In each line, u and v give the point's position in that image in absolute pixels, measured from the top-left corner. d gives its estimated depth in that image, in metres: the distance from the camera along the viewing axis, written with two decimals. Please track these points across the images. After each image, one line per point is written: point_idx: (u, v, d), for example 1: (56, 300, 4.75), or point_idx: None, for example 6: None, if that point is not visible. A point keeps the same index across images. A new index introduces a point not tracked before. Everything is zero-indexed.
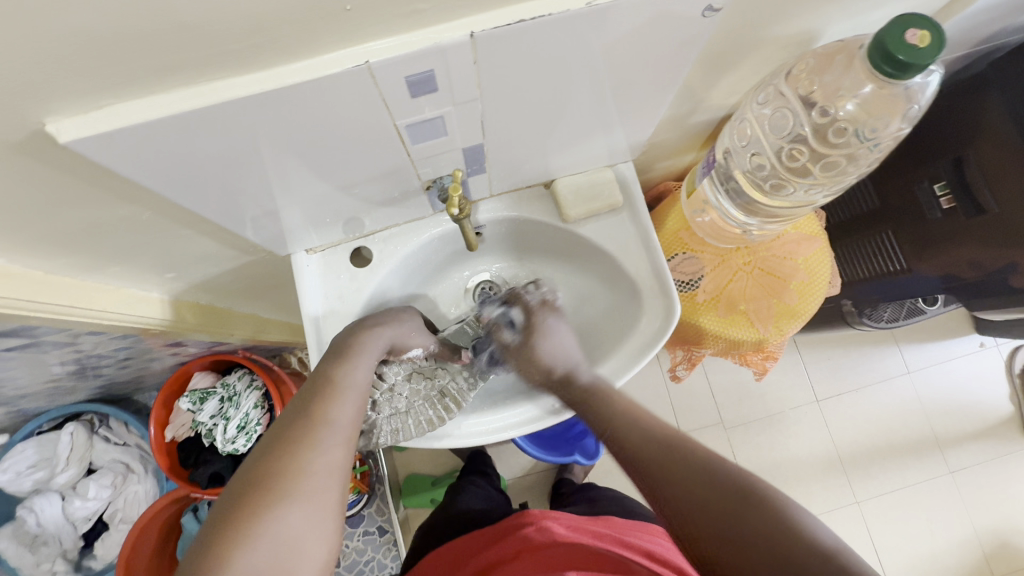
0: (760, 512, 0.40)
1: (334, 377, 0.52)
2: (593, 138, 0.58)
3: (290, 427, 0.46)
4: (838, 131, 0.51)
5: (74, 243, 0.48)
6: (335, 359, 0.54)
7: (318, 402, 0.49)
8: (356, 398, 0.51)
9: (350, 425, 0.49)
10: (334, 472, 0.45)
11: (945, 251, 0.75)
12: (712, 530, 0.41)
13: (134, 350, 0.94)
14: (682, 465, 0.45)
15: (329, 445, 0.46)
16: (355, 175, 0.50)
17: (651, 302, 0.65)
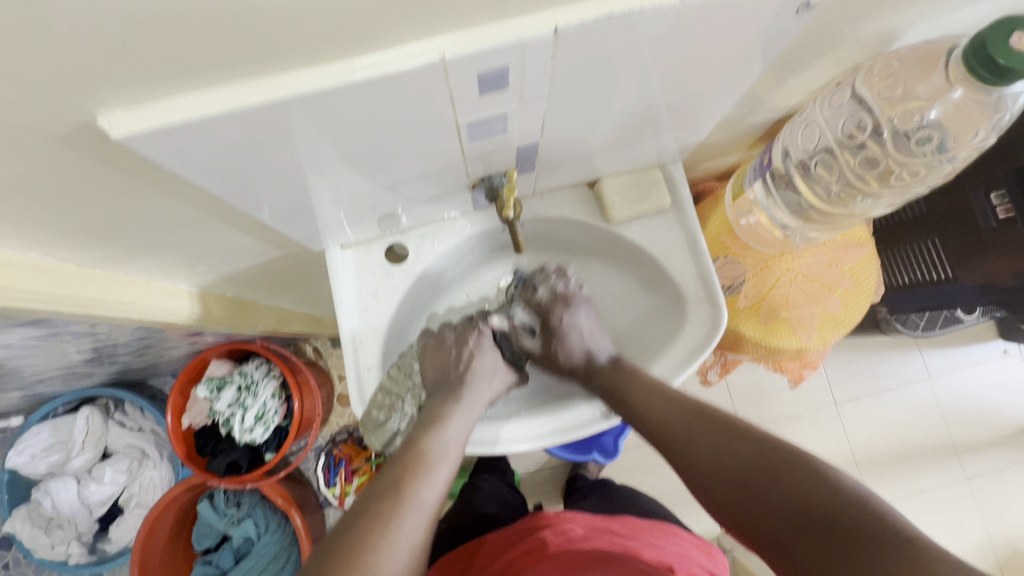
0: (783, 468, 0.45)
1: (425, 449, 0.54)
2: (647, 137, 0.55)
3: (384, 500, 0.49)
4: (916, 140, 0.48)
5: (110, 237, 0.46)
6: (425, 430, 0.57)
7: (409, 478, 0.52)
8: (444, 473, 0.54)
9: (431, 508, 0.51)
10: (415, 553, 0.48)
11: (993, 260, 0.72)
12: (737, 483, 0.47)
13: (154, 338, 0.93)
14: (707, 434, 0.52)
15: (415, 525, 0.48)
16: (404, 172, 0.47)
17: (696, 310, 0.62)
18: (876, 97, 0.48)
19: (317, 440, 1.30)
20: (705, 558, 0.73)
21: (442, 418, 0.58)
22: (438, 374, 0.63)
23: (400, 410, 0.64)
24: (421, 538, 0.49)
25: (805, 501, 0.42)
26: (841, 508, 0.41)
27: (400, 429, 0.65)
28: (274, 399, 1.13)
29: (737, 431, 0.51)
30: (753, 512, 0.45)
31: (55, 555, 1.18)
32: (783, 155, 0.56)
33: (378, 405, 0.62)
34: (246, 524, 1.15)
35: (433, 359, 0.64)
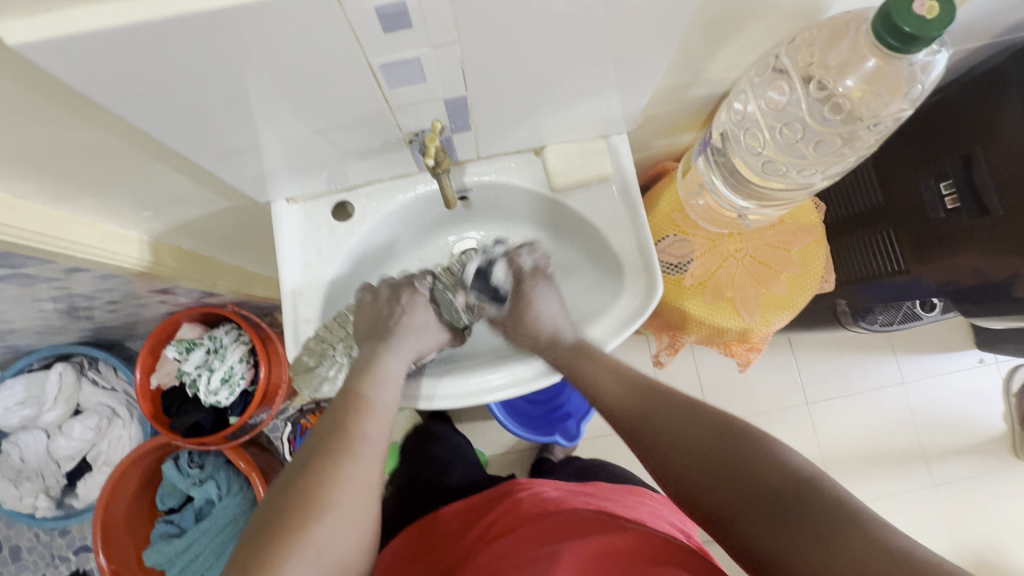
0: (747, 451, 0.46)
1: (364, 393, 0.56)
2: (584, 104, 0.56)
3: (330, 438, 0.51)
4: (836, 107, 0.48)
5: (44, 168, 0.47)
6: (359, 374, 0.57)
7: (352, 419, 0.53)
8: (385, 413, 0.55)
9: (382, 441, 0.53)
10: (372, 487, 0.50)
11: (948, 255, 0.71)
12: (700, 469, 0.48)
13: (120, 293, 0.95)
14: (666, 415, 0.52)
15: (366, 459, 0.50)
16: (333, 121, 0.49)
17: (634, 278, 0.63)
18: (795, 70, 0.49)
19: (286, 410, 1.32)
20: (672, 512, 0.76)
21: (373, 363, 0.59)
22: (370, 324, 0.62)
23: (332, 358, 0.63)
24: (374, 472, 0.51)
25: (757, 485, 0.44)
26: (792, 491, 0.42)
27: (329, 377, 0.63)
28: (241, 363, 1.14)
29: (693, 414, 0.51)
30: (712, 492, 0.46)
31: (22, 507, 1.21)
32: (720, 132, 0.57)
33: (310, 349, 0.61)
34: (207, 487, 1.16)
35: (368, 311, 0.63)
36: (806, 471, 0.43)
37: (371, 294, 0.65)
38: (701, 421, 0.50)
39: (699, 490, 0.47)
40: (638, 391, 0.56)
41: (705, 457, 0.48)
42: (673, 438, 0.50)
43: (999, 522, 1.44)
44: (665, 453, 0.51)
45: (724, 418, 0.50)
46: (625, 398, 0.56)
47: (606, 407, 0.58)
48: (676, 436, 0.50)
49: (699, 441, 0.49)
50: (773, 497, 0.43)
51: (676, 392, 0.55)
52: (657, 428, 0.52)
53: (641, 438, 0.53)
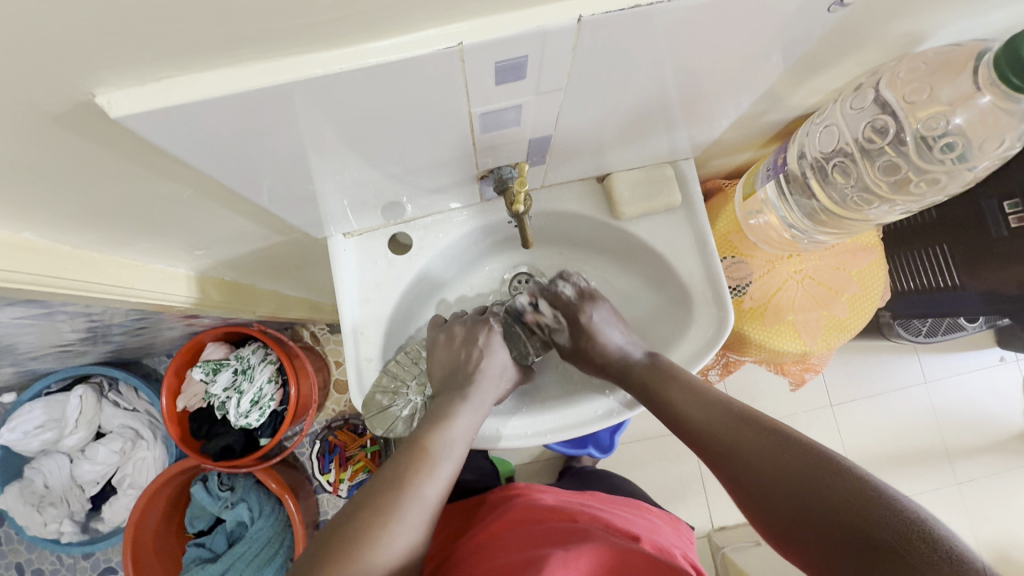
0: (844, 494, 0.39)
1: (430, 446, 0.53)
2: (661, 133, 0.54)
3: (384, 496, 0.48)
4: (943, 146, 0.47)
5: (106, 219, 0.44)
6: (429, 427, 0.55)
7: (410, 475, 0.50)
8: (446, 469, 0.52)
9: (436, 501, 0.51)
10: (411, 548, 0.47)
11: (997, 269, 0.72)
12: (787, 507, 0.42)
13: (149, 320, 0.91)
14: (740, 433, 0.48)
15: (413, 524, 0.47)
16: (412, 162, 0.46)
17: (704, 309, 0.61)
18: (895, 103, 0.47)
19: (312, 427, 1.30)
20: (670, 532, 0.74)
21: (445, 417, 0.56)
22: (447, 370, 0.61)
23: (404, 396, 0.64)
24: (418, 535, 0.48)
25: (832, 514, 0.39)
26: (870, 522, 0.37)
27: (402, 416, 0.64)
28: (271, 384, 1.12)
29: (775, 435, 0.47)
30: (806, 534, 0.40)
31: (47, 533, 1.18)
32: (800, 158, 0.55)
33: (383, 389, 0.61)
34: (238, 509, 1.14)
35: (443, 354, 0.61)
36: (922, 518, 0.36)
37: (444, 334, 0.62)
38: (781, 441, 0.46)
39: (780, 518, 0.43)
40: (719, 407, 0.52)
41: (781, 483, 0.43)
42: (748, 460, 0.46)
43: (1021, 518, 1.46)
44: (750, 482, 0.46)
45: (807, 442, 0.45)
46: (708, 421, 0.51)
47: (676, 417, 0.54)
48: (762, 466, 0.45)
49: (775, 464, 0.44)
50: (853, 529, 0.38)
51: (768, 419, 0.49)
52: (731, 446, 0.48)
53: (717, 455, 0.49)
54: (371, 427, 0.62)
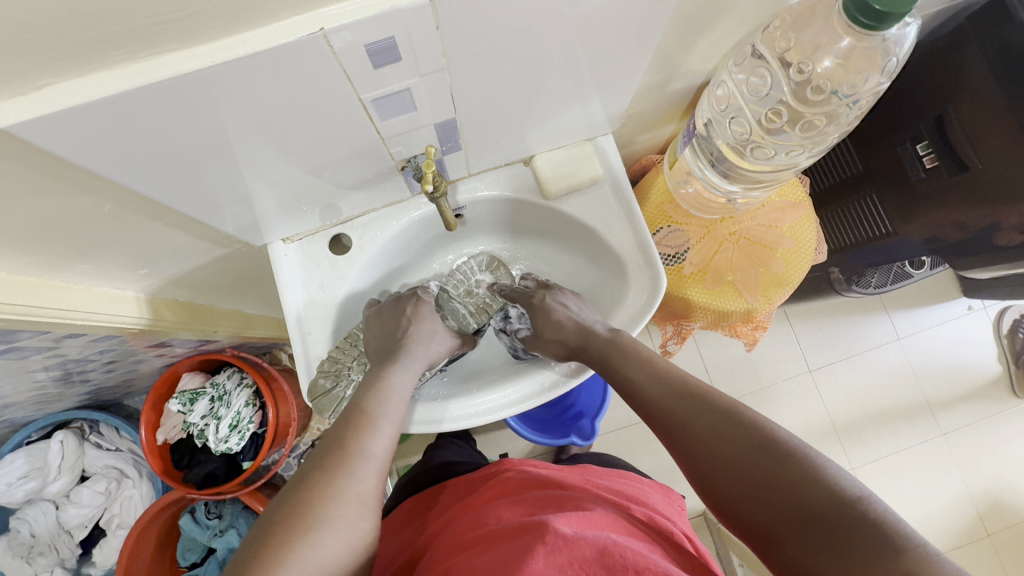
0: (784, 461, 0.42)
1: (366, 408, 0.54)
2: (570, 110, 0.57)
3: (332, 456, 0.50)
4: (816, 90, 0.51)
5: (36, 240, 0.46)
6: (366, 391, 0.56)
7: (352, 435, 0.51)
8: (388, 427, 0.54)
9: (383, 455, 0.52)
10: (367, 499, 0.48)
11: (929, 212, 0.75)
12: (729, 474, 0.45)
13: (118, 353, 0.93)
14: (704, 423, 0.48)
15: (364, 474, 0.49)
16: (326, 157, 0.49)
17: (637, 275, 0.64)
18: (770, 61, 0.52)
19: (298, 447, 1.31)
20: (662, 498, 0.72)
21: (381, 378, 0.58)
22: (381, 341, 0.62)
23: (347, 376, 0.62)
24: (370, 486, 0.49)
25: (796, 500, 0.40)
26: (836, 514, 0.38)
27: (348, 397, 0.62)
28: (248, 407, 1.13)
29: (733, 421, 0.47)
30: (738, 492, 0.44)
31: None
32: (706, 123, 0.59)
33: (324, 371, 0.61)
34: (228, 536, 1.14)
35: (376, 328, 0.63)
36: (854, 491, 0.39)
37: (376, 317, 0.64)
38: (741, 426, 0.46)
39: (745, 501, 0.44)
40: (672, 388, 0.52)
41: (744, 476, 0.44)
42: (709, 447, 0.47)
43: (1009, 462, 1.48)
44: (693, 450, 0.48)
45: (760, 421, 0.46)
46: (656, 392, 0.53)
47: (633, 397, 0.55)
48: (709, 436, 0.47)
49: (734, 453, 0.45)
50: (828, 522, 0.38)
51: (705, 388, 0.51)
52: (688, 428, 0.49)
53: (668, 430, 0.51)
54: (322, 413, 0.61)
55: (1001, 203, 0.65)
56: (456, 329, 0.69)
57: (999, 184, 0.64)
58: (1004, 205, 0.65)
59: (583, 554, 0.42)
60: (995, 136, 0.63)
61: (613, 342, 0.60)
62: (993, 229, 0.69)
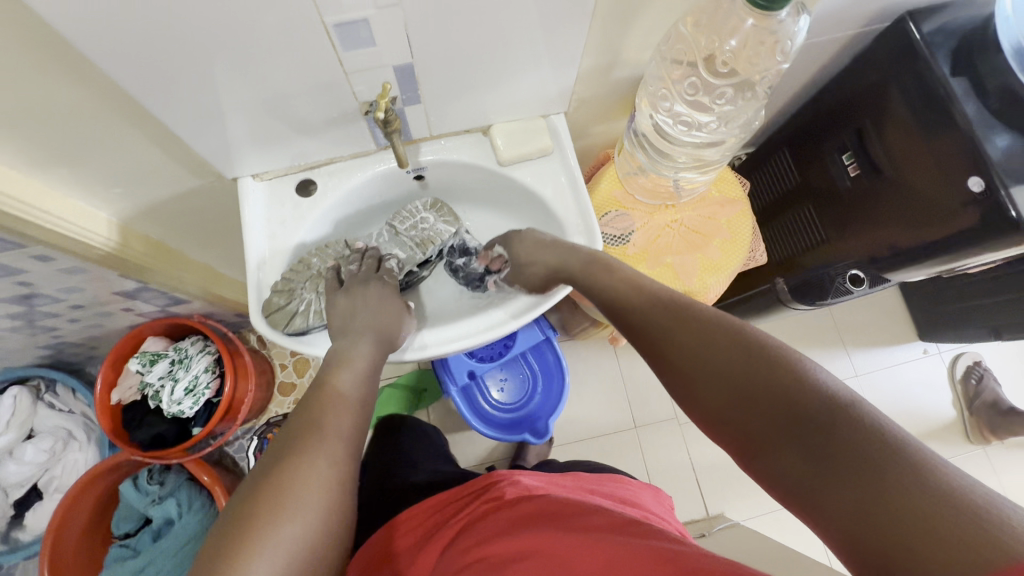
0: (773, 364, 0.43)
1: (339, 388, 0.60)
2: (520, 79, 0.64)
3: (308, 441, 0.53)
4: (723, 63, 0.61)
5: (22, 127, 0.51)
6: (335, 369, 0.62)
7: (329, 418, 0.56)
8: (356, 414, 0.59)
9: (351, 438, 0.56)
10: (340, 484, 0.51)
11: (858, 223, 0.82)
12: (717, 381, 0.46)
13: (86, 298, 0.95)
14: (694, 338, 0.49)
15: (338, 458, 0.53)
16: (294, 87, 0.55)
17: (575, 239, 0.70)
18: (693, 59, 0.62)
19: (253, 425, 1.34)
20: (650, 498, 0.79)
21: (353, 357, 0.63)
22: (343, 318, 0.65)
23: (300, 295, 0.66)
24: (346, 469, 0.53)
25: (784, 404, 0.41)
26: (824, 415, 0.38)
27: (300, 311, 0.66)
28: (207, 373, 1.15)
29: (723, 332, 0.47)
30: (727, 400, 0.45)
31: None
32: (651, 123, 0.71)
33: (277, 289, 0.65)
34: (166, 505, 1.12)
35: (339, 307, 0.66)
36: (845, 394, 0.39)
37: (340, 295, 0.67)
38: (732, 336, 0.47)
39: (732, 409, 0.44)
40: (669, 309, 0.53)
41: (744, 389, 0.43)
42: (707, 362, 0.47)
43: None
44: (683, 364, 0.49)
45: (758, 335, 0.46)
46: (649, 311, 0.54)
47: (628, 321, 0.57)
48: (698, 348, 0.48)
49: (733, 367, 0.45)
50: (816, 423, 0.38)
51: (698, 305, 0.52)
52: (677, 341, 0.50)
53: (658, 347, 0.52)
54: (274, 327, 0.64)
55: (922, 221, 0.72)
56: (401, 260, 0.73)
57: (918, 198, 0.72)
58: (920, 223, 0.72)
59: (603, 550, 0.45)
60: (908, 148, 0.72)
61: (596, 259, 0.63)
62: (922, 251, 0.73)
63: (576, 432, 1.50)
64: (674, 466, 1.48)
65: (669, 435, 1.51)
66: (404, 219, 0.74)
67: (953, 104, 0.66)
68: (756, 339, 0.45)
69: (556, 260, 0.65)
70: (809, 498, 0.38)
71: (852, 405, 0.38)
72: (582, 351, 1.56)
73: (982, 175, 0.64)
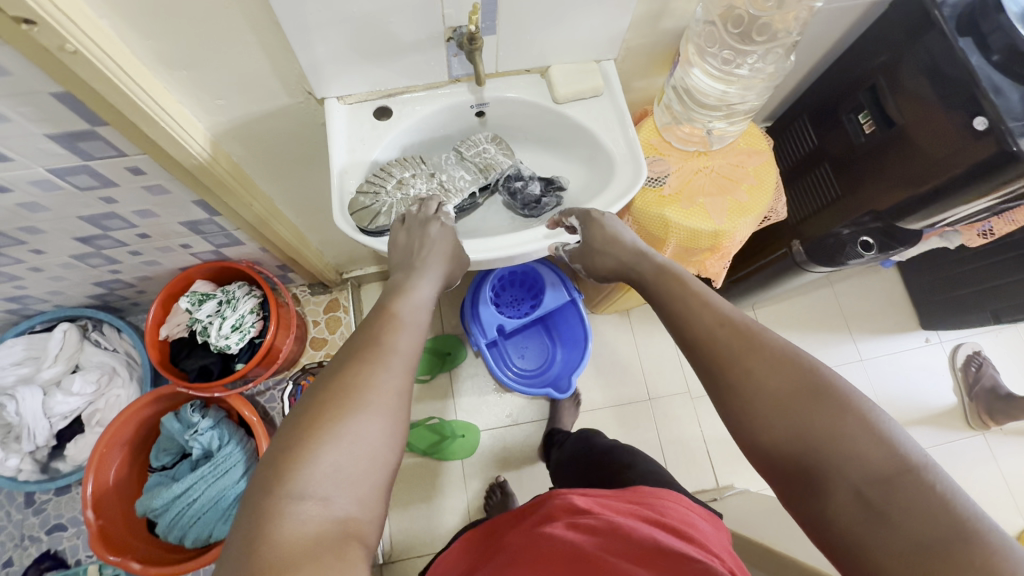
0: (848, 414, 0.45)
1: (396, 308, 0.62)
2: (581, 20, 0.73)
3: (366, 351, 0.55)
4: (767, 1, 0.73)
5: (164, 22, 0.60)
6: (392, 296, 0.64)
7: (387, 330, 0.58)
8: (416, 333, 0.60)
9: (411, 355, 0.57)
10: (401, 392, 0.53)
11: (873, 178, 0.91)
12: (781, 418, 0.47)
13: (154, 227, 1.02)
14: (760, 364, 0.50)
15: (397, 367, 0.54)
16: (394, 5, 0.63)
17: (623, 167, 0.78)
18: (740, 3, 0.74)
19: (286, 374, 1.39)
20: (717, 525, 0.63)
21: (409, 288, 0.65)
22: (404, 256, 0.70)
23: (383, 198, 0.75)
24: (404, 378, 0.54)
25: (852, 460, 0.43)
26: (896, 480, 0.41)
27: (384, 211, 0.74)
28: (252, 314, 1.21)
29: (794, 366, 0.48)
30: (787, 437, 0.47)
31: (7, 467, 1.19)
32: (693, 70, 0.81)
33: (364, 191, 0.74)
34: (207, 437, 1.17)
35: (401, 241, 0.71)
36: (918, 461, 0.42)
37: (402, 231, 0.72)
38: (804, 372, 0.48)
39: (790, 448, 0.46)
40: (730, 325, 0.53)
41: (802, 429, 0.46)
42: (768, 390, 0.48)
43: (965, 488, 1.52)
44: (744, 391, 0.50)
45: (831, 377, 0.47)
46: (708, 327, 0.54)
47: (683, 334, 0.57)
48: (764, 378, 0.49)
49: (795, 404, 0.47)
50: (882, 492, 0.41)
51: (761, 329, 0.52)
52: (742, 366, 0.50)
53: (717, 366, 0.52)
54: (359, 223, 0.73)
55: (932, 176, 0.81)
56: (467, 180, 0.80)
57: (934, 162, 0.80)
58: (933, 178, 0.81)
59: None
60: (920, 107, 0.81)
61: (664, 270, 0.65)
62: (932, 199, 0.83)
63: (591, 401, 1.55)
64: (686, 437, 1.53)
65: (682, 408, 1.56)
66: (467, 147, 0.82)
67: (965, 63, 0.74)
68: (830, 382, 0.47)
69: (628, 258, 0.70)
70: (858, 553, 0.42)
71: (920, 468, 0.41)
72: (599, 325, 1.63)
73: (985, 115, 0.72)
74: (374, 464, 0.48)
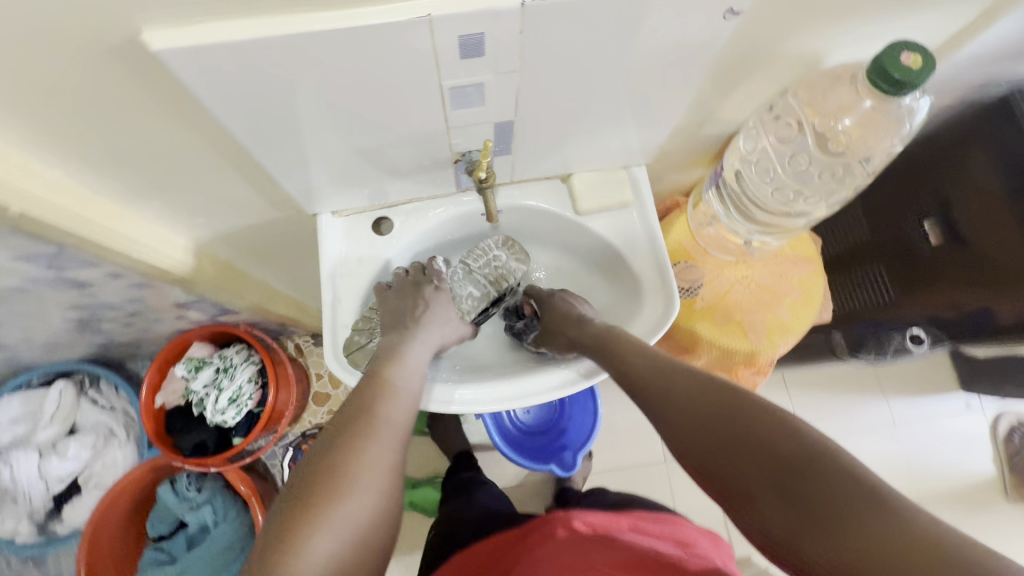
0: (753, 411, 0.45)
1: (388, 377, 0.56)
2: (609, 136, 0.62)
3: (353, 425, 0.50)
4: (837, 141, 0.60)
5: (125, 162, 0.52)
6: (384, 361, 0.58)
7: (379, 401, 0.53)
8: (409, 398, 0.56)
9: (404, 422, 0.53)
10: (395, 468, 0.49)
11: (933, 290, 0.81)
12: (699, 429, 0.47)
13: (141, 307, 0.96)
14: (674, 386, 0.51)
15: (389, 441, 0.50)
16: (390, 138, 0.54)
17: (652, 296, 0.68)
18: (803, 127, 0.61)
19: (286, 435, 1.34)
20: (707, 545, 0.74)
21: (401, 350, 0.60)
22: (394, 317, 0.64)
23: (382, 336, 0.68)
24: (400, 448, 0.51)
25: (769, 453, 0.42)
26: (809, 462, 0.40)
27: None
28: (250, 384, 1.15)
29: (701, 383, 0.50)
30: (709, 446, 0.46)
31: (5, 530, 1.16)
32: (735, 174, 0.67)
33: (360, 328, 0.67)
34: (203, 511, 1.15)
35: (391, 311, 0.65)
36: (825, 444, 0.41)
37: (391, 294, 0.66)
38: (711, 388, 0.49)
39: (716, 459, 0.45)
40: (654, 358, 0.56)
41: (720, 436, 0.45)
42: (686, 410, 0.49)
43: None
44: (666, 410, 0.50)
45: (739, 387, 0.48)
46: (638, 360, 0.57)
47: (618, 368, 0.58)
48: (678, 396, 0.50)
49: (706, 413, 0.47)
50: (797, 472, 0.40)
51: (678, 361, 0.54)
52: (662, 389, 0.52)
53: (646, 395, 0.53)
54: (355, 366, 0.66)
55: (1010, 293, 0.74)
56: (476, 296, 0.72)
57: (1009, 275, 0.73)
58: (1007, 294, 0.74)
59: None
60: (1004, 226, 0.73)
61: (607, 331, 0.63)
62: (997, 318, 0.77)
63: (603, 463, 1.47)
64: (702, 506, 1.44)
65: None
66: (474, 255, 0.73)
67: None
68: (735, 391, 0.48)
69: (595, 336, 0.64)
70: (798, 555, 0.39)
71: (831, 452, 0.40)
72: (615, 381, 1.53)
73: None
74: (365, 549, 0.44)
